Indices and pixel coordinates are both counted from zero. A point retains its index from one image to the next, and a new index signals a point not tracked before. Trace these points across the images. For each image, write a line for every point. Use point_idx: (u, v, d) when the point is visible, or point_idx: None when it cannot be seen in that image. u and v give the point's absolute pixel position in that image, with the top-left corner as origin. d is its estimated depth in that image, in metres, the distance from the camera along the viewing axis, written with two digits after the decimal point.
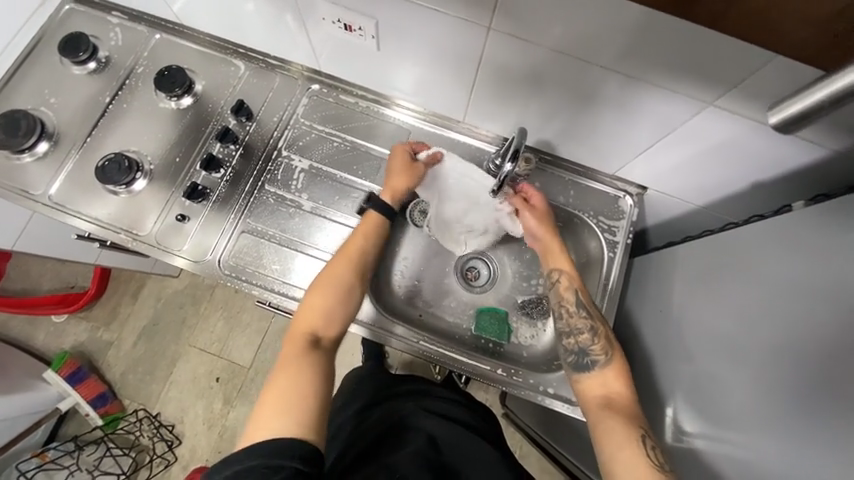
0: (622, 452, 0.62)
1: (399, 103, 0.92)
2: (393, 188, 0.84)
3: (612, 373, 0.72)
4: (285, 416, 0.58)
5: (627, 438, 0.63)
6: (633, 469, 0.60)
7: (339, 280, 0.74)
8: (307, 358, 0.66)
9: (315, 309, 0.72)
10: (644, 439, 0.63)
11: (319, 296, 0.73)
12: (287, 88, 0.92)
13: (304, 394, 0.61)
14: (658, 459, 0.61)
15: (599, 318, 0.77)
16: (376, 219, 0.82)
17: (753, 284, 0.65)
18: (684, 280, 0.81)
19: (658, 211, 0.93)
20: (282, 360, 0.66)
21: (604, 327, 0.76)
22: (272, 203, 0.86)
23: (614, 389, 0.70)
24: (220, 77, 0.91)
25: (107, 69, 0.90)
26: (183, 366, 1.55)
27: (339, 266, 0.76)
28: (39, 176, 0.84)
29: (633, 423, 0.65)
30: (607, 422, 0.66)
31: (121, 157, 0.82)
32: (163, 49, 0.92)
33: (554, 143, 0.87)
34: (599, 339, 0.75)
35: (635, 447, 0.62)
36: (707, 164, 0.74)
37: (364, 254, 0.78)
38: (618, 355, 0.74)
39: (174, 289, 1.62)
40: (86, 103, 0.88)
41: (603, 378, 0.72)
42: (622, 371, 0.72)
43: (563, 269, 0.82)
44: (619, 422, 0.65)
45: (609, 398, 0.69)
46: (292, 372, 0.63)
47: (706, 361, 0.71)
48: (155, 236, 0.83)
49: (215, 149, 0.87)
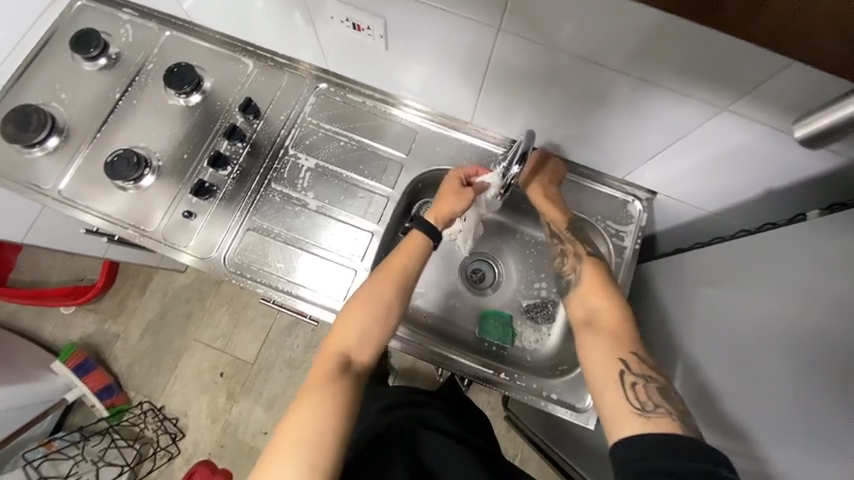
0: (605, 392, 0.61)
1: (407, 102, 0.91)
2: (440, 211, 0.82)
3: (593, 298, 0.71)
4: (304, 450, 0.58)
5: (609, 375, 0.62)
6: (616, 403, 0.59)
7: (382, 303, 0.72)
8: (335, 384, 0.64)
9: (351, 330, 0.70)
10: (623, 374, 0.61)
11: (357, 316, 0.70)
12: (295, 87, 0.92)
13: (327, 426, 0.60)
14: (641, 393, 0.59)
15: (570, 240, 0.80)
16: (420, 241, 0.78)
17: (762, 292, 0.63)
18: (691, 287, 0.79)
19: (668, 216, 0.92)
20: (310, 381, 0.65)
21: (583, 247, 0.78)
22: (278, 201, 0.86)
23: (597, 317, 0.69)
24: (228, 74, 0.91)
25: (118, 65, 0.91)
26: (188, 360, 1.56)
27: (380, 288, 0.73)
28: (49, 171, 0.85)
29: (613, 353, 0.64)
30: (588, 359, 0.65)
31: (130, 152, 0.83)
32: (173, 46, 0.92)
33: (564, 146, 0.86)
34: (570, 260, 0.78)
35: (615, 387, 0.61)
36: (720, 170, 0.73)
37: (408, 276, 0.75)
38: (590, 269, 0.75)
39: (180, 284, 1.63)
40: (96, 99, 0.89)
41: (582, 298, 0.73)
42: (601, 292, 0.71)
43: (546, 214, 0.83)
44: (603, 343, 0.65)
45: (593, 318, 0.69)
46: (320, 398, 0.62)
47: (710, 368, 0.68)
48: (161, 232, 0.83)
49: (223, 146, 0.87)
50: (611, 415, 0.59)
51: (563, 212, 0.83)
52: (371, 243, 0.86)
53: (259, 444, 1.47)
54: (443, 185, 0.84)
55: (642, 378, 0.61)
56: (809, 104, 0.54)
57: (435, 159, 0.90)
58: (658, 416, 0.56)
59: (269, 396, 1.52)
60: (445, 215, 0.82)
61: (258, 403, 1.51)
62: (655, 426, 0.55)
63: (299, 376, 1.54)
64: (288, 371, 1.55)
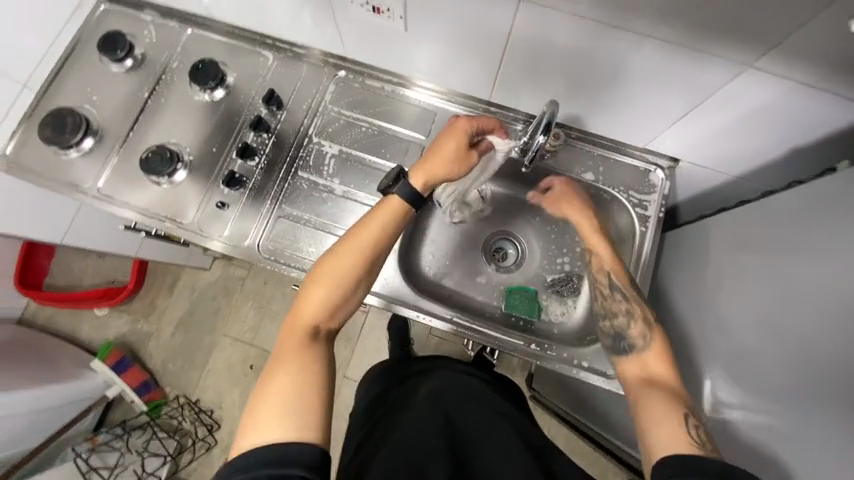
0: (659, 425, 0.59)
1: (419, 83, 0.93)
2: (434, 172, 0.77)
3: (658, 360, 0.67)
4: (293, 415, 0.54)
5: (669, 418, 0.59)
6: (673, 439, 0.57)
7: (353, 269, 0.69)
8: (308, 352, 0.62)
9: (318, 300, 0.67)
10: (686, 417, 0.59)
11: (326, 284, 0.68)
12: (315, 77, 0.94)
13: (311, 390, 0.57)
14: (701, 435, 0.57)
15: (634, 299, 0.74)
16: (399, 205, 0.73)
17: (796, 254, 0.65)
18: (721, 254, 0.81)
19: (690, 184, 0.92)
20: (281, 352, 0.62)
21: (651, 313, 0.72)
22: (306, 188, 0.88)
23: (653, 370, 0.66)
24: (250, 68, 0.94)
25: (143, 66, 0.94)
26: (219, 354, 1.61)
27: (346, 255, 0.70)
28: (87, 171, 0.89)
29: (676, 402, 0.61)
30: (644, 397, 0.63)
31: (163, 148, 0.86)
32: (195, 44, 0.95)
33: (584, 118, 0.86)
34: (639, 324, 0.72)
35: (677, 421, 0.58)
36: (745, 131, 0.73)
37: (380, 240, 0.71)
38: (659, 337, 0.69)
39: (207, 281, 1.68)
40: (126, 100, 0.92)
41: (643, 360, 0.68)
42: (668, 358, 0.67)
43: (597, 254, 0.80)
44: (664, 397, 0.61)
45: (652, 377, 0.66)
46: (295, 364, 0.59)
47: (743, 334, 0.71)
48: (197, 224, 0.86)
49: (249, 138, 0.90)
50: (666, 439, 0.57)
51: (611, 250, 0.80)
52: None
53: None
54: (448, 143, 0.78)
55: (702, 422, 0.59)
56: (839, 54, 0.54)
57: None
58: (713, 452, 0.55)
59: None
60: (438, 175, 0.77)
61: None
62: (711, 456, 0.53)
63: None
64: None
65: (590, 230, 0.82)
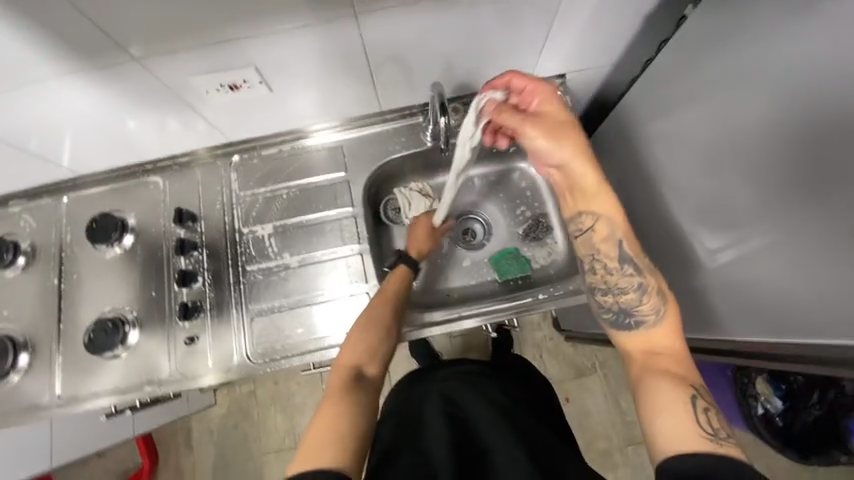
0: (668, 411, 0.56)
1: (316, 128, 0.92)
2: (415, 247, 0.88)
3: (664, 336, 0.63)
4: (332, 448, 0.60)
5: (673, 398, 0.57)
6: (678, 428, 0.54)
7: (381, 322, 0.76)
8: (349, 397, 0.67)
9: (353, 350, 0.74)
10: (693, 400, 0.56)
11: (357, 337, 0.75)
12: (212, 174, 0.91)
13: (348, 428, 0.63)
14: (711, 423, 0.54)
15: (649, 271, 0.65)
16: (405, 270, 0.84)
17: (693, 103, 0.72)
18: (644, 131, 0.87)
19: (586, 88, 0.98)
20: (326, 396, 0.68)
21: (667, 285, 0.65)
22: (262, 278, 0.85)
23: (661, 349, 0.63)
24: (146, 199, 0.89)
25: (38, 255, 0.87)
26: (271, 474, 1.52)
27: (380, 310, 0.78)
28: (36, 385, 0.81)
29: (681, 379, 0.58)
30: (656, 384, 0.59)
31: (102, 321, 0.80)
32: (78, 207, 0.89)
33: (470, 82, 0.89)
34: (653, 296, 0.64)
35: (683, 408, 0.56)
36: (600, 23, 0.78)
37: (395, 296, 0.80)
38: (673, 309, 0.64)
39: (220, 415, 1.58)
40: (38, 296, 0.85)
41: (652, 335, 0.64)
42: (677, 332, 0.63)
43: (603, 214, 0.66)
44: (667, 382, 0.58)
45: (657, 353, 0.63)
46: (339, 408, 0.65)
47: (687, 191, 0.77)
48: (177, 371, 0.81)
49: (182, 263, 0.86)
50: (668, 433, 0.55)
51: (619, 213, 0.66)
52: (365, 262, 0.87)
53: None
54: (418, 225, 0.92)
55: (714, 407, 0.56)
56: None
57: (371, 159, 0.92)
58: (728, 447, 0.52)
59: None
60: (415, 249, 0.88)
61: None
62: (727, 453, 0.51)
63: None
64: None
65: (591, 187, 0.67)
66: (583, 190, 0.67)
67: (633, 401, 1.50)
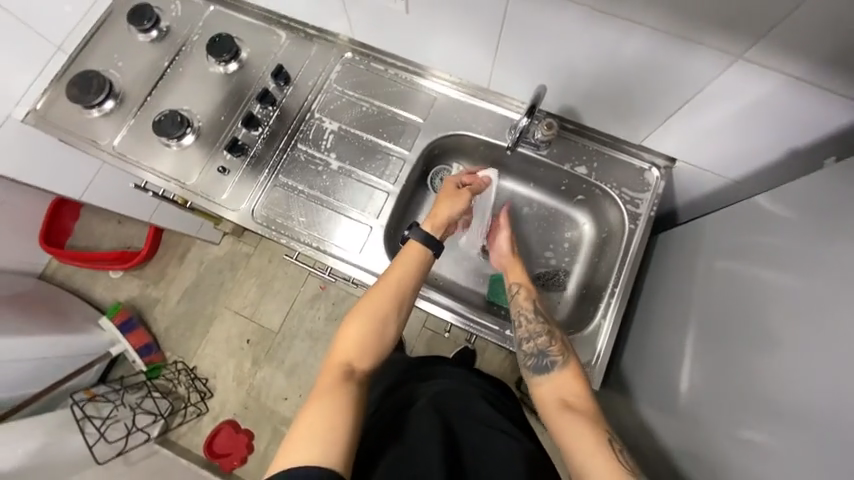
0: (590, 458, 0.57)
1: (438, 75, 0.95)
2: (437, 214, 0.82)
3: (568, 380, 0.67)
4: (318, 443, 0.56)
5: (597, 450, 0.57)
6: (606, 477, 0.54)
7: (385, 304, 0.72)
8: (339, 391, 0.64)
9: (351, 341, 0.70)
10: (611, 443, 0.58)
11: (356, 326, 0.71)
12: (323, 56, 0.98)
13: (337, 422, 0.59)
14: (626, 461, 0.56)
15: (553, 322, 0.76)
16: (417, 250, 0.78)
17: (779, 262, 0.65)
18: (715, 259, 0.79)
19: (687, 187, 0.91)
20: (316, 391, 0.64)
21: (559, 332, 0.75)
22: (303, 160, 0.92)
23: (573, 398, 0.65)
24: (264, 44, 0.99)
25: (167, 38, 1.00)
26: (219, 326, 1.67)
27: (379, 299, 0.72)
28: (106, 129, 0.95)
29: (597, 434, 0.59)
30: (578, 430, 0.60)
31: (175, 113, 0.91)
32: (216, 20, 1.01)
33: (579, 111, 0.87)
34: (557, 341, 0.72)
35: (608, 457, 0.56)
36: (737, 128, 0.71)
37: (407, 285, 0.74)
38: (575, 357, 0.71)
39: (215, 255, 1.74)
40: (148, 68, 0.98)
41: (560, 380, 0.68)
42: (579, 379, 0.68)
43: (524, 284, 0.80)
44: (583, 430, 0.59)
45: (567, 400, 0.65)
46: (326, 406, 0.61)
47: (727, 343, 0.70)
48: (199, 186, 0.91)
49: (255, 109, 0.94)
50: None
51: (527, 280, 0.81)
52: (387, 203, 0.90)
53: (280, 409, 1.56)
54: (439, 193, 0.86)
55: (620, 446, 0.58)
56: (831, 44, 0.53)
57: (452, 125, 0.94)
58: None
59: (290, 363, 1.61)
60: (433, 215, 0.82)
61: (280, 370, 1.60)
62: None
63: (320, 347, 1.62)
64: (310, 342, 1.63)
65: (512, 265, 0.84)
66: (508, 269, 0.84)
67: None
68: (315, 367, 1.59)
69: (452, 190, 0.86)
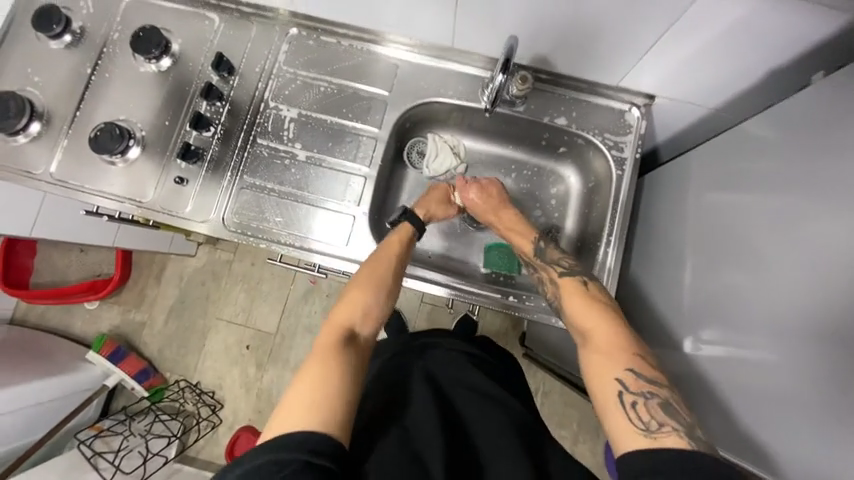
0: (608, 408, 0.57)
1: (396, 39, 0.87)
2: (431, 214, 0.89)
3: (581, 319, 0.66)
4: (306, 401, 0.53)
5: (608, 395, 0.58)
6: (619, 426, 0.55)
7: (380, 283, 0.70)
8: (338, 356, 0.59)
9: (354, 306, 0.67)
10: (622, 395, 0.57)
11: (362, 300, 0.68)
12: (265, 36, 0.88)
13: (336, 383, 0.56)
14: (642, 416, 0.54)
15: (540, 265, 0.78)
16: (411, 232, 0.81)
17: (777, 189, 0.63)
18: (704, 193, 0.79)
19: (667, 122, 0.88)
20: (319, 350, 0.61)
21: (555, 271, 0.75)
22: (266, 156, 0.85)
23: (596, 337, 0.63)
24: (196, 32, 0.88)
25: (84, 41, 0.88)
26: (214, 338, 1.62)
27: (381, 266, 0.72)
28: (38, 156, 0.85)
29: (607, 381, 0.58)
30: (599, 381, 0.59)
31: (112, 125, 0.81)
32: (135, 12, 0.89)
33: (552, 58, 0.81)
34: (550, 287, 0.76)
35: (618, 407, 0.56)
36: (718, 54, 0.68)
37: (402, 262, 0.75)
38: (571, 294, 0.71)
39: (194, 267, 1.66)
40: (69, 78, 0.87)
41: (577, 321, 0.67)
42: (597, 317, 0.65)
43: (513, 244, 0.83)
44: (598, 376, 0.59)
45: (587, 343, 0.64)
46: (330, 362, 0.58)
47: (723, 273, 0.70)
48: (159, 202, 0.83)
49: (202, 107, 0.85)
50: (616, 431, 0.55)
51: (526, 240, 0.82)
52: (366, 188, 0.85)
53: None
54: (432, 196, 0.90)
55: (642, 397, 0.56)
56: None
57: (419, 93, 0.87)
58: (665, 434, 0.52)
59: (296, 361, 1.59)
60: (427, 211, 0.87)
61: (287, 369, 1.58)
62: (662, 444, 0.51)
63: None
64: (310, 337, 1.60)
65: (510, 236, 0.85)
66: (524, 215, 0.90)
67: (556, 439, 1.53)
68: None
69: (446, 190, 0.90)
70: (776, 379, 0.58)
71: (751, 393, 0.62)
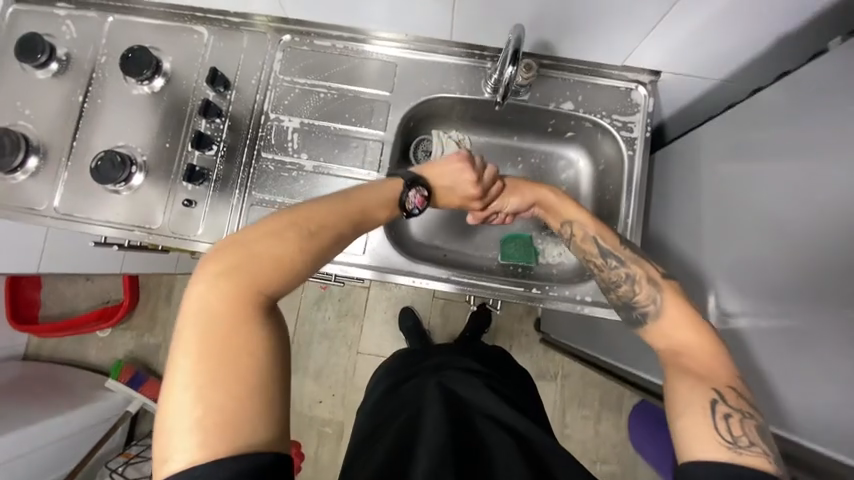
0: (690, 416, 0.51)
1: (381, 37, 0.85)
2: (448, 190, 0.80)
3: (681, 327, 0.59)
4: (223, 399, 0.42)
5: (696, 402, 0.52)
6: (700, 436, 0.50)
7: (320, 232, 0.54)
8: (242, 326, 0.45)
9: (274, 253, 0.50)
10: (715, 403, 0.51)
11: (288, 245, 0.51)
12: (258, 46, 0.86)
13: (253, 377, 0.43)
14: (733, 432, 0.49)
15: (636, 261, 0.69)
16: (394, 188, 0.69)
17: (795, 157, 0.63)
18: (717, 167, 0.78)
19: (673, 97, 0.87)
20: (215, 307, 0.46)
21: (656, 272, 0.67)
22: (273, 170, 0.83)
23: (686, 344, 0.58)
24: (185, 48, 0.85)
25: (71, 68, 0.85)
26: None
27: (331, 213, 0.57)
28: (39, 191, 0.83)
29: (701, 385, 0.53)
30: (689, 389, 0.53)
31: (112, 152, 0.79)
32: (121, 33, 0.86)
33: (554, 43, 0.80)
34: (645, 285, 0.66)
35: (703, 415, 0.51)
36: (725, 26, 0.67)
37: (363, 220, 0.62)
38: (672, 294, 0.63)
39: None
40: (60, 108, 0.84)
41: (668, 325, 0.61)
42: (695, 324, 0.59)
43: (579, 223, 0.75)
44: (690, 381, 0.54)
45: (677, 350, 0.58)
46: (234, 332, 0.45)
47: (744, 247, 0.70)
48: (169, 227, 0.82)
49: (202, 126, 0.83)
50: (690, 439, 0.50)
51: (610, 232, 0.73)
52: None
53: (318, 413, 1.57)
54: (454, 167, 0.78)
55: (739, 412, 0.50)
56: None
57: (421, 90, 0.86)
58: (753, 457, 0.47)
59: (315, 368, 1.59)
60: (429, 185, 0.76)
61: (307, 377, 1.59)
62: (746, 463, 0.46)
63: (338, 344, 1.60)
64: (327, 342, 1.61)
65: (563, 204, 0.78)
66: (556, 210, 0.79)
67: (579, 418, 1.56)
68: (340, 364, 1.59)
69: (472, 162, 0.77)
70: (807, 349, 0.58)
71: (781, 365, 0.62)
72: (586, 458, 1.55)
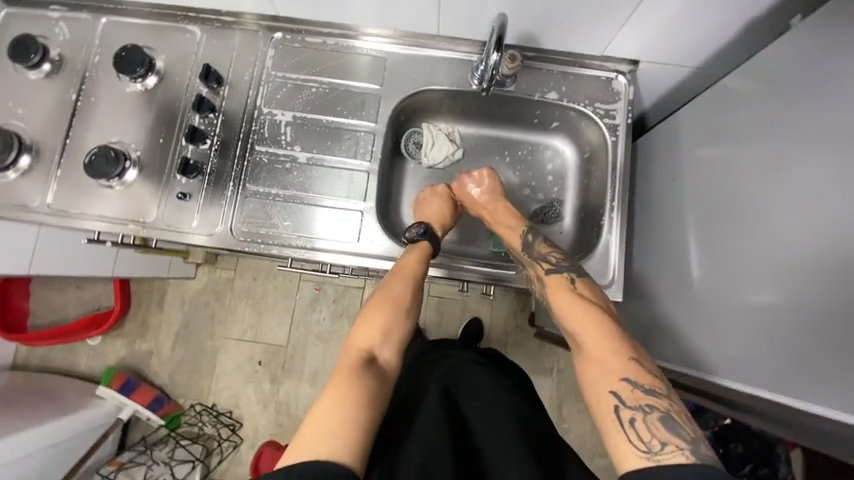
0: (606, 422, 0.56)
1: (370, 33, 0.88)
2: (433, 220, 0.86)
3: (575, 316, 0.65)
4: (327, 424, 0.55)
5: (602, 406, 0.57)
6: (615, 440, 0.55)
7: (395, 301, 0.71)
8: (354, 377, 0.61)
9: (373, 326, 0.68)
10: (617, 410, 0.56)
11: (379, 319, 0.69)
12: (250, 43, 0.88)
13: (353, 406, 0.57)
14: (642, 434, 0.53)
15: (530, 262, 0.77)
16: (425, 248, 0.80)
17: (768, 134, 0.66)
18: (695, 150, 0.81)
19: (652, 86, 0.91)
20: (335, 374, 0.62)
21: (544, 268, 0.75)
22: (267, 162, 0.85)
23: (579, 335, 0.63)
24: (178, 47, 0.87)
25: (64, 68, 0.86)
26: (225, 357, 1.60)
27: (399, 283, 0.73)
28: (31, 189, 0.83)
29: (603, 386, 0.58)
30: (595, 391, 0.58)
31: (106, 148, 0.79)
32: (114, 34, 0.88)
33: (536, 35, 0.83)
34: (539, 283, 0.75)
35: (612, 421, 0.55)
36: (697, 13, 0.70)
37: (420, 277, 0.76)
38: (556, 288, 0.71)
39: (195, 289, 1.64)
40: (53, 107, 0.85)
41: (561, 318, 0.68)
42: (579, 314, 0.65)
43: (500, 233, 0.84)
44: (593, 377, 0.59)
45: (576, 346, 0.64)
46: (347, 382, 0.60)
47: (725, 224, 0.72)
48: (163, 220, 0.83)
49: (196, 121, 0.85)
50: (611, 445, 0.55)
51: (513, 230, 0.82)
52: (371, 182, 0.85)
53: None
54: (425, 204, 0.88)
55: (640, 413, 0.54)
56: None
57: (410, 84, 0.88)
58: (668, 456, 0.51)
59: (311, 370, 1.58)
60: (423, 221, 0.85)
61: (303, 380, 1.58)
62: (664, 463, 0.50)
63: (334, 346, 1.59)
64: (323, 344, 1.59)
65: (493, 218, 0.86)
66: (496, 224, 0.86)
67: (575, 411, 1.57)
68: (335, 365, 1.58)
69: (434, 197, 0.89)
70: (785, 315, 0.60)
71: (763, 333, 0.63)
72: (585, 453, 1.55)
